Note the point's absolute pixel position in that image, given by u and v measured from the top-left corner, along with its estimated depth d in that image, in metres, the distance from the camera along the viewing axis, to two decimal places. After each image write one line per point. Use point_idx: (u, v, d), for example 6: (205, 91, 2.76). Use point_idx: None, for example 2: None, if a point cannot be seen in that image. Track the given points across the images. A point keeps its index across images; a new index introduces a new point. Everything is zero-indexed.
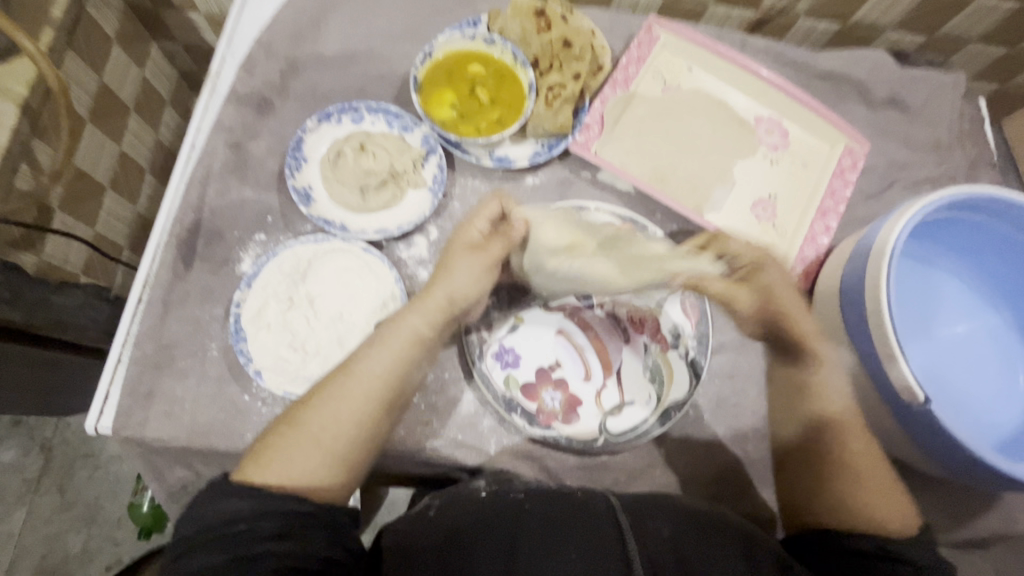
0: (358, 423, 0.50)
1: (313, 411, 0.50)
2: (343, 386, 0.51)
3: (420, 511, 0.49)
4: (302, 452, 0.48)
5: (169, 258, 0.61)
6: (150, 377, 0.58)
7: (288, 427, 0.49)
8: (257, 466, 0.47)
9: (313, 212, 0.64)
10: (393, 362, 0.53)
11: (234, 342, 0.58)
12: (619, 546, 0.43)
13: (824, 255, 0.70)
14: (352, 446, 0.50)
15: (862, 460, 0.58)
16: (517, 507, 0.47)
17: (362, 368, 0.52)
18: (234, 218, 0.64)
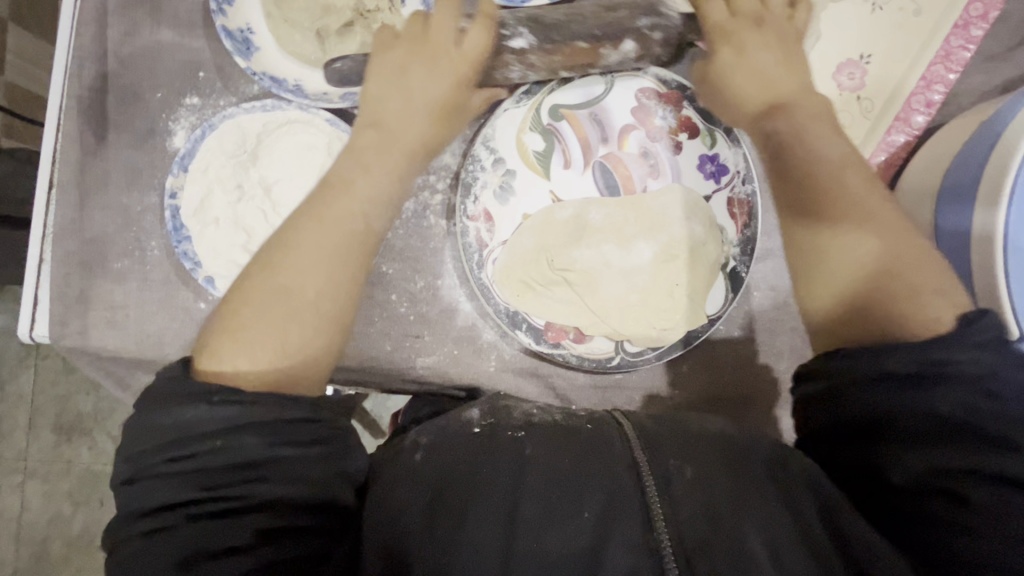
0: (332, 249, 0.44)
1: (285, 268, 0.43)
2: (318, 239, 0.44)
3: (405, 448, 0.45)
4: (281, 320, 0.42)
5: (74, 126, 0.47)
6: (81, 281, 0.48)
7: (263, 291, 0.42)
8: (220, 347, 0.41)
9: (254, 65, 0.47)
10: (387, 185, 0.47)
11: (176, 243, 0.46)
12: (636, 493, 0.38)
13: (917, 141, 0.55)
14: (326, 258, 0.43)
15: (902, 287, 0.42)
16: (518, 449, 0.42)
17: (336, 220, 0.44)
18: (152, 72, 0.48)
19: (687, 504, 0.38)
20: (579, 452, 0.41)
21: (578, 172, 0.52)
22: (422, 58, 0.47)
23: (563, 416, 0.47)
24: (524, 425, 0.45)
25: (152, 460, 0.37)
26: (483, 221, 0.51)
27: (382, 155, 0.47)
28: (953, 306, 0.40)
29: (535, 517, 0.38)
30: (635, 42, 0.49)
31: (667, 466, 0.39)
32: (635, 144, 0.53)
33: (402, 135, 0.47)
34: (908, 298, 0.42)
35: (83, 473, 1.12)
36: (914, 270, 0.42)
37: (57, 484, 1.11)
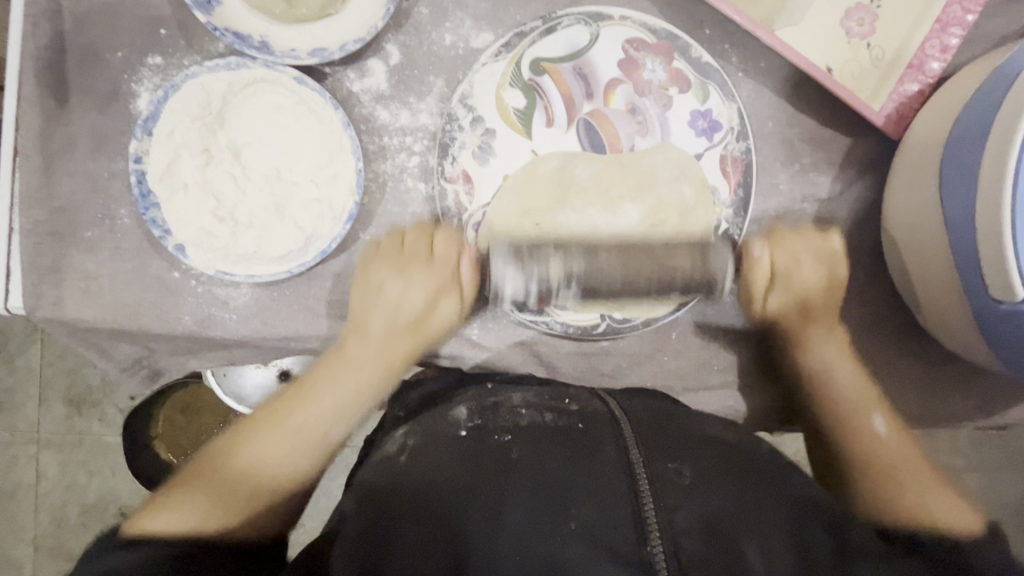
0: (279, 469, 0.47)
1: (245, 465, 0.46)
2: (270, 446, 0.47)
3: (394, 455, 0.46)
4: (194, 499, 0.43)
5: (32, 89, 0.45)
6: (52, 251, 0.47)
7: (195, 476, 0.45)
8: (147, 517, 0.41)
9: (217, 20, 0.45)
10: (331, 411, 0.49)
11: (143, 209, 0.45)
12: (630, 501, 0.39)
13: (930, 89, 0.52)
14: (288, 464, 0.47)
15: (888, 454, 0.50)
16: (504, 453, 0.43)
17: (296, 424, 0.48)
18: (111, 30, 0.46)
19: (685, 516, 0.38)
20: (569, 458, 0.42)
21: (561, 130, 0.50)
22: (418, 265, 0.49)
23: (552, 412, 0.46)
24: (512, 427, 0.45)
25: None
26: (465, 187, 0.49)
27: (365, 359, 0.50)
28: (961, 512, 0.46)
29: (524, 522, 0.38)
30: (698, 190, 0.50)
31: (664, 474, 0.40)
32: (623, 99, 0.50)
33: (386, 346, 0.50)
34: (886, 472, 0.49)
35: (95, 445, 1.14)
36: (904, 475, 0.49)
37: (70, 455, 1.14)
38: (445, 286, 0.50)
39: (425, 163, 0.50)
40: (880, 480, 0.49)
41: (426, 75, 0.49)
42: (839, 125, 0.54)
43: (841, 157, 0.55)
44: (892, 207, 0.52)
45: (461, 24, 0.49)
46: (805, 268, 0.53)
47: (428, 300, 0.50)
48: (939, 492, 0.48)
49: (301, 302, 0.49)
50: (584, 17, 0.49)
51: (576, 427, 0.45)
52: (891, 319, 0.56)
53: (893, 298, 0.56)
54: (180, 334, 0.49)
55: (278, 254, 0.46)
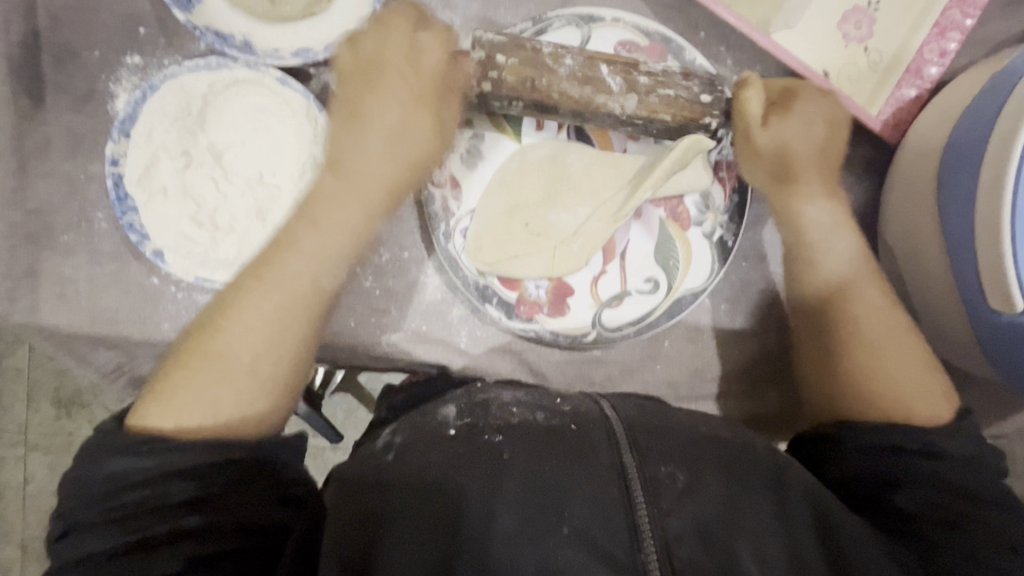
0: (271, 323, 0.43)
1: (231, 325, 0.43)
2: (260, 300, 0.43)
3: (380, 452, 0.45)
4: (210, 386, 0.42)
5: (6, 89, 0.43)
6: (27, 255, 0.45)
7: (195, 353, 0.42)
8: (150, 410, 0.40)
9: (197, 19, 0.44)
10: (324, 247, 0.45)
11: (120, 214, 0.43)
12: (624, 510, 0.39)
13: (928, 95, 0.51)
14: (279, 305, 0.43)
15: (874, 321, 0.49)
16: (496, 451, 0.42)
17: (281, 274, 0.44)
18: (88, 28, 0.44)
19: (679, 522, 0.38)
20: (562, 457, 0.41)
21: (553, 134, 0.49)
22: (394, 79, 0.45)
23: (544, 412, 0.46)
24: (504, 425, 0.44)
25: (85, 510, 0.36)
26: (452, 190, 0.48)
27: (342, 209, 0.45)
28: (935, 399, 0.47)
29: (517, 525, 0.38)
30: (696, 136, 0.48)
31: (658, 477, 0.40)
32: None
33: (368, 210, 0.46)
34: (877, 372, 0.48)
35: (83, 445, 1.13)
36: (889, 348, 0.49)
37: (59, 458, 1.12)
38: (419, 96, 0.45)
39: None
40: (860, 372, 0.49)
41: None
42: None
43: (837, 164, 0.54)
44: (890, 214, 0.50)
45: (450, 24, 0.48)
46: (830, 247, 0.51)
47: (403, 122, 0.45)
48: (923, 376, 0.48)
49: None
50: (575, 19, 0.48)
51: (570, 426, 0.44)
52: None
53: None
54: (160, 341, 0.48)
55: (260, 260, 0.45)
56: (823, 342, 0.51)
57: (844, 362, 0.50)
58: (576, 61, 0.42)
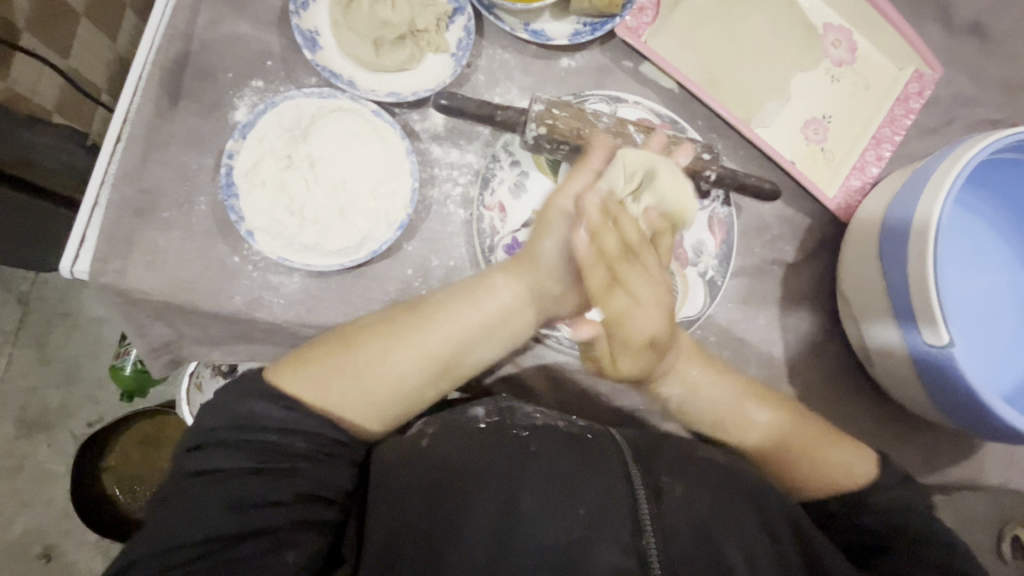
0: (404, 366, 0.52)
1: (380, 353, 0.52)
2: (406, 344, 0.52)
3: (415, 440, 0.53)
4: (332, 378, 0.51)
5: (151, 91, 0.53)
6: (129, 225, 0.53)
7: (342, 344, 0.52)
8: (288, 368, 0.51)
9: (319, 59, 0.56)
10: (468, 325, 0.53)
11: (225, 197, 0.52)
12: (630, 504, 0.47)
13: (870, 187, 0.66)
14: (430, 350, 0.53)
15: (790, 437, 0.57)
16: (524, 446, 0.50)
17: (431, 332, 0.53)
18: (227, 55, 0.55)
19: (675, 516, 0.46)
20: (578, 458, 0.49)
21: None
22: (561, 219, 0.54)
23: (565, 421, 0.54)
24: (528, 425, 0.53)
25: (219, 430, 0.48)
26: (499, 214, 0.58)
27: (480, 309, 0.53)
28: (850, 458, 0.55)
29: (535, 508, 0.46)
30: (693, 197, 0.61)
31: (658, 484, 0.48)
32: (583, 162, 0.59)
33: (524, 313, 0.55)
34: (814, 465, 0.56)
35: None
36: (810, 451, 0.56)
37: None
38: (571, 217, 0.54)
39: (466, 193, 0.59)
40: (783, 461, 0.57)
41: (475, 126, 0.59)
42: (800, 207, 0.67)
43: (802, 234, 0.67)
44: (842, 275, 0.62)
45: (508, 91, 0.61)
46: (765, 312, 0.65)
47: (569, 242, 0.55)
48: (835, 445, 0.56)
49: (344, 295, 0.55)
50: (606, 98, 0.61)
51: (586, 435, 0.52)
52: (844, 373, 0.65)
53: (848, 355, 0.66)
54: (227, 312, 0.54)
55: (337, 249, 0.54)
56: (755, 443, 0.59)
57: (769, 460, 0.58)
58: (611, 120, 0.55)
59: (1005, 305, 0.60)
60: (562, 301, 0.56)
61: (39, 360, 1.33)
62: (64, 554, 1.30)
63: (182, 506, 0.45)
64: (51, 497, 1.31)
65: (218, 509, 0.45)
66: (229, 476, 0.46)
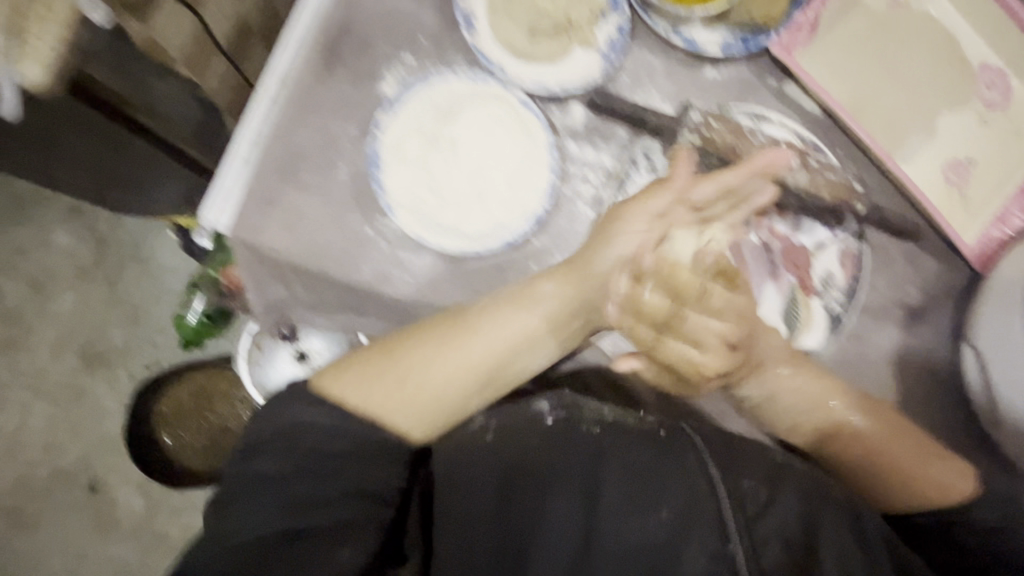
0: (452, 373, 0.51)
1: (422, 361, 0.50)
2: (450, 351, 0.51)
3: (478, 432, 0.51)
4: (376, 386, 0.49)
5: (310, 57, 0.54)
6: (273, 185, 0.53)
7: (382, 352, 0.50)
8: (330, 375, 0.50)
9: (473, 42, 0.56)
10: (516, 335, 0.52)
11: (371, 169, 0.53)
12: (714, 508, 0.45)
13: (1010, 240, 0.62)
14: (478, 360, 0.51)
15: (881, 432, 0.54)
16: (596, 442, 0.48)
17: (475, 342, 0.51)
18: (385, 28, 0.55)
19: (765, 530, 0.44)
20: (654, 457, 0.47)
21: None
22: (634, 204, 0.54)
23: (636, 417, 0.51)
24: (597, 421, 0.51)
25: (262, 433, 0.46)
26: None
27: (536, 315, 0.53)
28: (952, 474, 0.53)
29: (616, 505, 0.45)
30: (827, 228, 0.60)
31: (741, 491, 0.46)
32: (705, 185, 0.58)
33: (565, 321, 0.54)
34: (915, 472, 0.53)
35: None
36: (893, 449, 0.54)
37: None
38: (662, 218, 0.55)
39: (598, 193, 0.58)
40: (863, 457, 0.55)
41: (616, 126, 0.58)
42: (931, 250, 0.64)
43: (930, 278, 0.64)
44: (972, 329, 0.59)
45: (650, 95, 0.60)
46: (878, 355, 0.63)
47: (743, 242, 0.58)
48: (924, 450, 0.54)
49: (467, 281, 0.55)
50: (751, 116, 0.59)
51: (659, 432, 0.49)
52: (958, 429, 0.62)
53: (964, 410, 0.62)
54: (353, 282, 0.54)
55: (470, 234, 0.54)
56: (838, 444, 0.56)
57: (869, 468, 0.55)
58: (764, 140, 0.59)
59: None
60: (602, 314, 0.55)
61: (109, 298, 1.37)
62: (109, 490, 1.33)
63: (239, 509, 0.43)
64: (104, 431, 1.35)
65: (276, 512, 0.43)
66: (272, 479, 0.44)
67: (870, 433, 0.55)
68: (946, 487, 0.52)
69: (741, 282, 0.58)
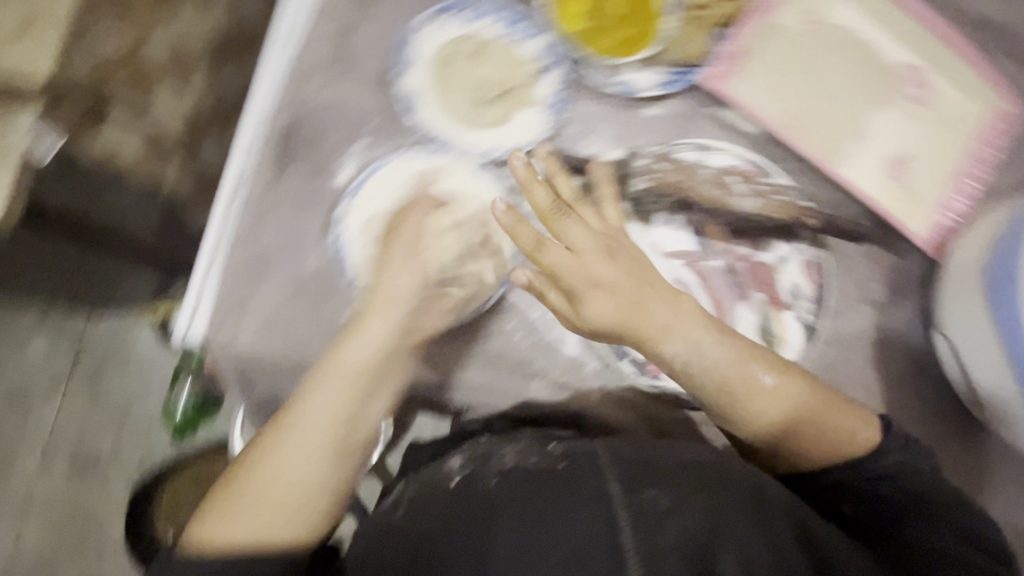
0: (304, 460, 0.46)
1: (271, 464, 0.45)
2: (296, 438, 0.46)
3: (392, 508, 0.49)
4: (242, 517, 0.44)
5: (262, 159, 0.55)
6: (244, 288, 0.54)
7: (237, 475, 0.46)
8: (198, 525, 0.45)
9: (420, 121, 0.58)
10: (338, 401, 0.47)
11: (341, 258, 0.55)
12: (608, 531, 0.39)
13: (958, 225, 0.65)
14: (325, 433, 0.46)
15: (808, 403, 0.50)
16: (487, 494, 0.45)
17: (308, 417, 0.46)
18: (333, 120, 0.57)
19: (665, 536, 0.38)
20: (546, 491, 0.43)
21: (677, 228, 0.60)
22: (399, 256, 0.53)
23: (538, 456, 0.48)
24: (501, 471, 0.47)
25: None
26: None
27: (319, 379, 0.48)
28: (862, 430, 0.49)
29: (512, 557, 0.40)
30: (786, 243, 0.62)
31: (641, 501, 0.40)
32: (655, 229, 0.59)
33: (367, 379, 0.49)
34: (826, 433, 0.49)
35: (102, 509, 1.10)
36: (826, 418, 0.49)
37: None
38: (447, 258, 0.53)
39: None
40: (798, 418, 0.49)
41: (570, 178, 0.60)
42: (886, 244, 0.67)
43: (891, 272, 0.66)
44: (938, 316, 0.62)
45: (597, 142, 0.62)
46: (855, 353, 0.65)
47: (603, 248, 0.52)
48: (844, 414, 0.49)
49: (451, 351, 0.57)
50: (696, 148, 0.62)
51: (559, 464, 0.45)
52: (942, 412, 0.64)
53: (946, 393, 0.64)
54: None
55: (444, 306, 0.56)
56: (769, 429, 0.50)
57: (790, 443, 0.50)
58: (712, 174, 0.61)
59: None
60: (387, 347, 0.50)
61: (90, 399, 1.34)
62: None
63: None
64: (104, 537, 1.31)
65: None
66: None
67: (773, 398, 0.49)
68: (849, 441, 0.49)
69: (714, 308, 0.59)
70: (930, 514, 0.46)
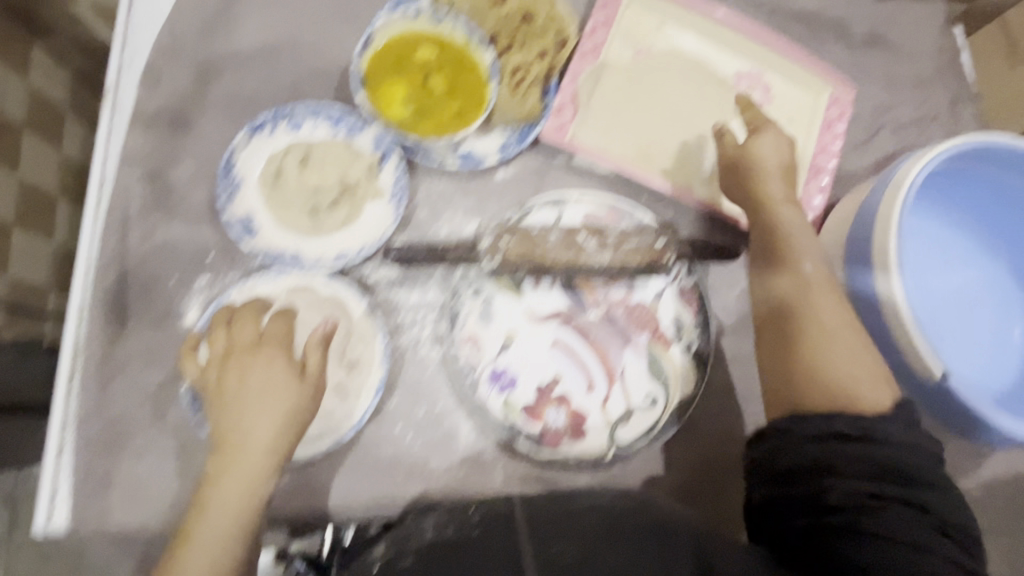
0: None
1: None
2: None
3: None
4: None
5: (98, 322, 0.52)
6: (103, 464, 0.51)
7: None
8: None
9: (259, 244, 0.56)
10: (222, 526, 0.45)
11: (194, 413, 0.51)
12: None
13: (820, 218, 0.67)
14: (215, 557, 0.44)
15: (833, 319, 0.54)
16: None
17: (197, 550, 0.44)
18: (168, 261, 0.54)
19: None
20: (458, 561, 0.40)
21: (547, 289, 0.58)
22: (259, 361, 0.50)
23: (455, 528, 0.45)
24: (414, 551, 0.43)
25: None
26: (473, 347, 0.57)
27: (224, 501, 0.46)
28: (882, 396, 0.49)
29: None
30: (662, 279, 0.60)
31: (553, 558, 0.39)
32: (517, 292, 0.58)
33: (248, 497, 0.47)
34: (843, 392, 0.49)
35: None
36: (837, 348, 0.52)
37: None
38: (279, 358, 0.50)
39: (437, 330, 0.58)
40: (820, 333, 0.53)
41: (426, 266, 0.58)
42: None
43: None
44: None
45: (454, 218, 0.61)
46: None
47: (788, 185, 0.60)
48: (864, 362, 0.51)
49: (342, 472, 0.55)
50: (549, 203, 0.61)
51: (473, 535, 0.43)
52: None
53: None
54: None
55: (319, 430, 0.54)
56: (795, 331, 0.55)
57: (801, 352, 0.53)
58: (558, 237, 0.55)
59: (978, 304, 0.61)
60: (236, 444, 0.48)
61: None
62: None
63: None
64: None
65: None
66: None
67: (830, 321, 0.54)
68: (859, 395, 0.49)
69: (599, 362, 0.58)
70: (866, 529, 0.41)
